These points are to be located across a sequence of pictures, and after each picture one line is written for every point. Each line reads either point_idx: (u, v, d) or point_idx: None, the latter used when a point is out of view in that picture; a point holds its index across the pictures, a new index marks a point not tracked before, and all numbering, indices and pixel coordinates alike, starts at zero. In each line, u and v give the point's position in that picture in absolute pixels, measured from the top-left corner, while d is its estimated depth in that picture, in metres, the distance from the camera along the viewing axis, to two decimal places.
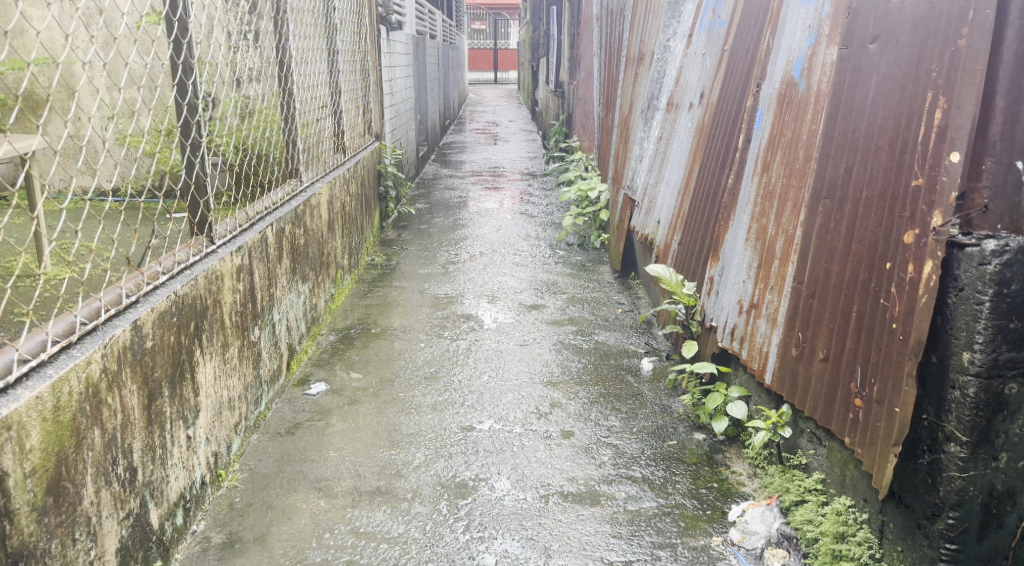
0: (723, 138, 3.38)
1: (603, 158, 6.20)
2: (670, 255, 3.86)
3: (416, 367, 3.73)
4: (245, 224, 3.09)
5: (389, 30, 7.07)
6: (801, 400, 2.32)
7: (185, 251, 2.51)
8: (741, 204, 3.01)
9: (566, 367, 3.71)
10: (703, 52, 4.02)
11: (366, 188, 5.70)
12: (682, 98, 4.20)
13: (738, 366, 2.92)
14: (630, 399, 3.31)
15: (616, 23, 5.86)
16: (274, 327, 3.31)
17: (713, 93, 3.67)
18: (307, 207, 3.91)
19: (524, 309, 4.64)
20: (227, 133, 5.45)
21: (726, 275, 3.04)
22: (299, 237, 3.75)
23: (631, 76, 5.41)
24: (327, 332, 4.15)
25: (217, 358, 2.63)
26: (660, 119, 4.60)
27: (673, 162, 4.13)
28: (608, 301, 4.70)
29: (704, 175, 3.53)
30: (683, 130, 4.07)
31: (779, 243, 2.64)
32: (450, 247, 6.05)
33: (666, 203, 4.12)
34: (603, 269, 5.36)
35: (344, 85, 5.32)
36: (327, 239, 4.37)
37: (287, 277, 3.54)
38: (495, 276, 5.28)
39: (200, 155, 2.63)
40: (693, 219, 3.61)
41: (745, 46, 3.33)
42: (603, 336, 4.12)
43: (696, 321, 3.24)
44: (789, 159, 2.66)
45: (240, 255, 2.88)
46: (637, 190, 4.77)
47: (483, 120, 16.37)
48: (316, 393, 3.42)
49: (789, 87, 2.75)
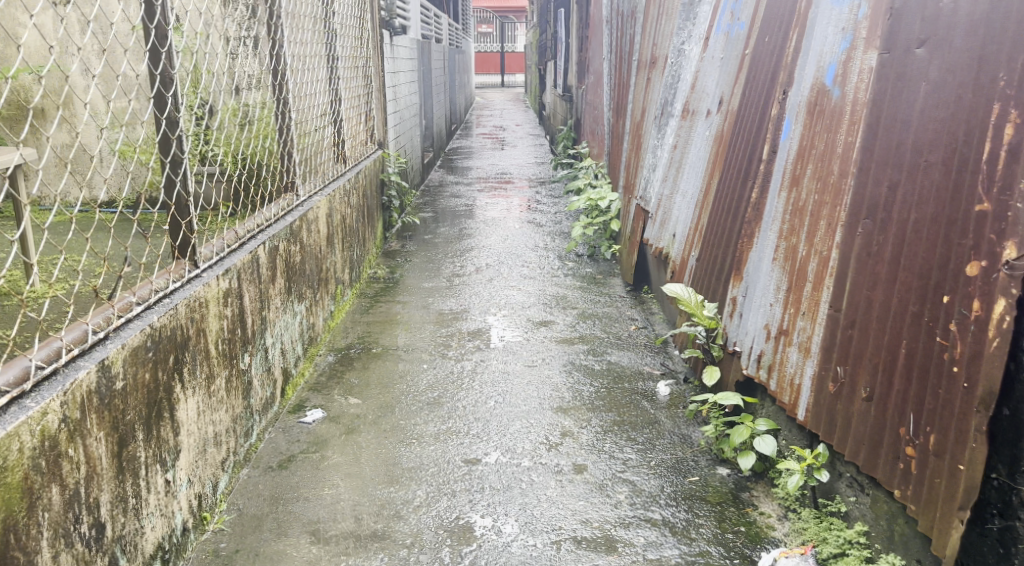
0: (745, 148, 3.17)
1: (614, 165, 5.98)
2: (687, 271, 3.63)
3: (419, 390, 3.52)
4: (234, 244, 2.89)
5: (392, 35, 6.88)
6: (840, 441, 2.10)
7: (163, 277, 2.31)
8: (766, 220, 2.79)
9: (577, 392, 3.49)
10: (720, 56, 3.81)
11: (368, 199, 5.50)
12: (699, 105, 3.99)
13: (765, 396, 2.71)
14: (646, 428, 3.09)
15: (628, 26, 5.65)
16: (266, 351, 3.11)
17: (734, 99, 3.46)
18: (304, 222, 3.72)
19: (533, 325, 4.43)
20: (225, 143, 5.27)
21: (751, 297, 2.82)
22: (295, 254, 3.55)
23: (643, 81, 5.20)
24: (326, 352, 3.95)
25: (201, 392, 2.43)
26: (675, 126, 4.38)
27: (690, 172, 3.91)
28: (620, 316, 4.49)
29: (725, 187, 3.31)
30: (700, 138, 3.85)
31: (811, 265, 2.42)
32: (455, 259, 5.85)
33: (683, 216, 3.89)
34: (615, 282, 5.14)
35: (345, 92, 5.13)
36: (326, 254, 4.17)
37: (282, 298, 3.34)
38: (502, 290, 5.07)
39: (182, 173, 2.43)
40: (711, 234, 3.39)
41: (769, 49, 3.12)
42: (616, 356, 3.89)
43: (717, 345, 3.00)
44: (823, 173, 2.44)
45: (228, 278, 2.68)
46: (650, 201, 4.56)
47: (490, 124, 16.18)
48: (312, 421, 3.21)
49: (822, 94, 2.54)
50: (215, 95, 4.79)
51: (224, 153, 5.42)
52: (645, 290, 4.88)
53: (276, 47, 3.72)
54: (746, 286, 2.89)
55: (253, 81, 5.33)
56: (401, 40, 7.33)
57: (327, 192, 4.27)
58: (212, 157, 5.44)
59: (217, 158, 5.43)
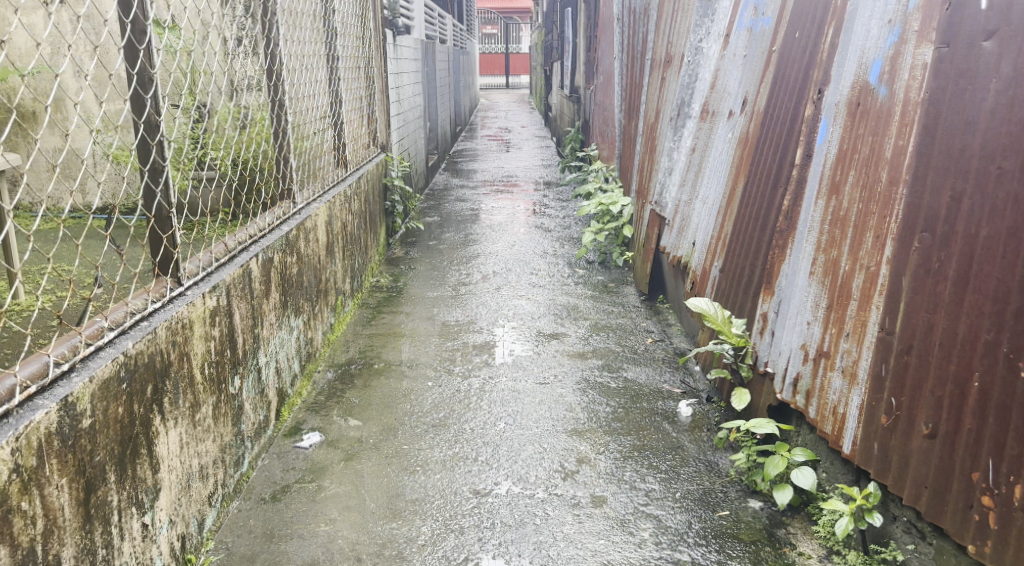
0: (774, 151, 2.94)
1: (626, 169, 5.76)
2: (709, 282, 3.41)
3: (424, 410, 3.31)
4: (224, 257, 2.67)
5: (395, 35, 6.67)
6: (897, 481, 1.89)
7: (140, 297, 2.09)
8: (801, 231, 2.57)
9: (593, 413, 3.26)
10: (743, 54, 3.58)
11: (370, 205, 5.29)
12: (720, 105, 3.76)
13: (801, 423, 2.49)
14: (668, 454, 2.87)
15: (640, 25, 5.43)
16: (259, 371, 2.90)
17: (759, 99, 3.23)
18: (302, 231, 3.51)
19: (543, 338, 4.21)
20: (222, 147, 5.08)
21: (784, 314, 2.60)
22: (292, 266, 3.34)
23: (657, 81, 4.98)
24: (325, 369, 3.73)
25: (184, 422, 2.22)
26: (693, 128, 4.15)
27: (710, 177, 3.69)
28: (635, 328, 4.26)
29: (751, 193, 3.09)
30: (722, 141, 3.63)
31: (856, 282, 2.20)
32: (461, 266, 5.63)
33: (703, 223, 3.67)
34: (628, 291, 4.92)
35: (346, 94, 4.91)
36: (325, 264, 3.96)
37: (277, 313, 3.12)
38: (510, 299, 4.85)
39: (163, 182, 2.21)
40: (736, 243, 3.16)
41: (800, 45, 2.89)
42: (633, 372, 3.66)
43: (746, 364, 2.78)
44: (868, 181, 2.22)
45: (216, 295, 2.47)
46: (666, 206, 4.34)
47: (495, 127, 15.98)
48: (309, 446, 3.00)
49: (865, 93, 2.31)
50: (210, 97, 4.60)
51: (221, 158, 5.23)
52: (660, 300, 4.65)
53: (272, 46, 3.51)
54: (778, 301, 2.66)
55: (251, 83, 5.13)
56: (405, 40, 7.13)
57: (328, 199, 4.06)
58: (208, 162, 5.24)
59: (214, 162, 5.24)
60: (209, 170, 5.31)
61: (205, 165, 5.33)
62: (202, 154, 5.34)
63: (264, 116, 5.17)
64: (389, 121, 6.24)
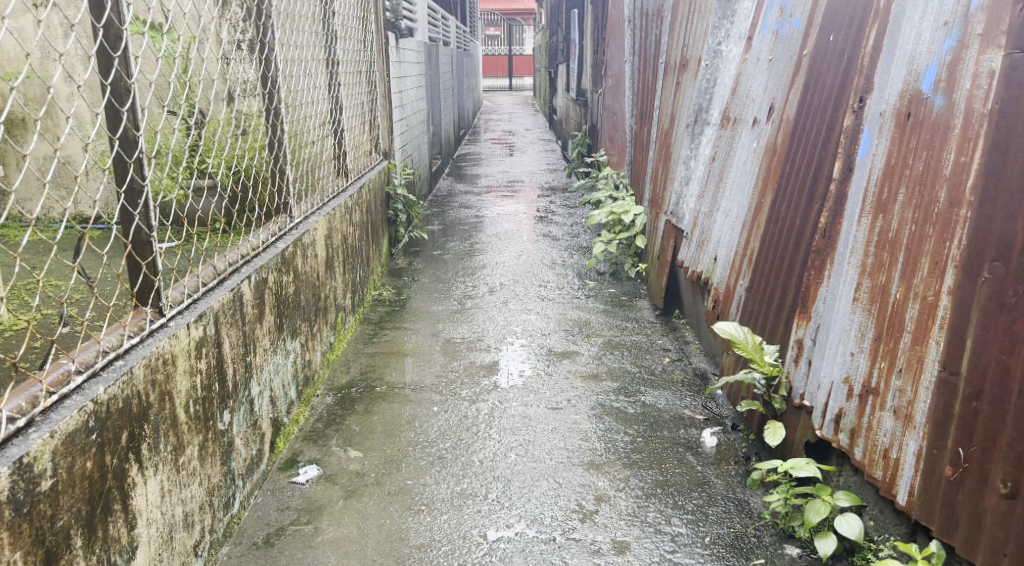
0: (807, 163, 2.73)
1: (638, 176, 5.54)
2: (734, 301, 3.19)
3: (429, 440, 3.09)
4: (212, 281, 2.46)
5: (398, 37, 6.46)
6: (967, 544, 1.71)
7: (116, 333, 1.89)
8: (842, 252, 2.35)
9: (610, 442, 3.04)
10: (769, 57, 3.37)
11: (372, 215, 5.08)
12: (743, 112, 3.54)
13: (844, 462, 2.28)
14: (694, 492, 2.65)
15: (653, 27, 5.21)
16: (252, 402, 2.68)
17: (789, 106, 3.01)
18: (300, 247, 3.30)
19: (554, 357, 3.99)
20: (217, 155, 4.87)
21: (823, 343, 2.39)
22: (288, 285, 3.13)
23: (671, 85, 4.76)
24: (325, 392, 3.52)
25: (165, 468, 2.01)
26: (713, 136, 3.94)
27: (732, 189, 3.47)
28: (651, 346, 4.04)
29: (781, 207, 2.88)
30: (745, 150, 3.41)
31: (910, 312, 1.99)
32: (467, 278, 5.42)
33: (725, 237, 3.45)
34: (642, 305, 4.70)
35: (347, 100, 4.70)
36: (324, 281, 3.75)
37: (271, 337, 2.91)
38: (519, 314, 4.64)
39: (141, 203, 1.99)
40: (764, 261, 2.95)
41: (836, 48, 2.67)
42: (651, 396, 3.44)
43: (779, 396, 2.57)
44: (923, 201, 2.00)
45: (203, 325, 2.26)
46: (683, 217, 4.12)
47: (499, 129, 15.76)
48: (306, 481, 2.79)
49: (916, 103, 2.09)
50: (204, 104, 4.39)
51: (217, 167, 5.02)
52: (676, 315, 4.43)
53: (266, 50, 3.31)
54: (817, 328, 2.45)
55: (248, 88, 4.91)
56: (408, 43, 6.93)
57: (328, 211, 3.84)
58: (204, 170, 5.04)
59: (210, 171, 5.03)
60: (205, 178, 5.11)
61: (202, 173, 5.14)
62: (198, 162, 5.13)
63: (262, 122, 4.96)
64: (392, 126, 6.02)
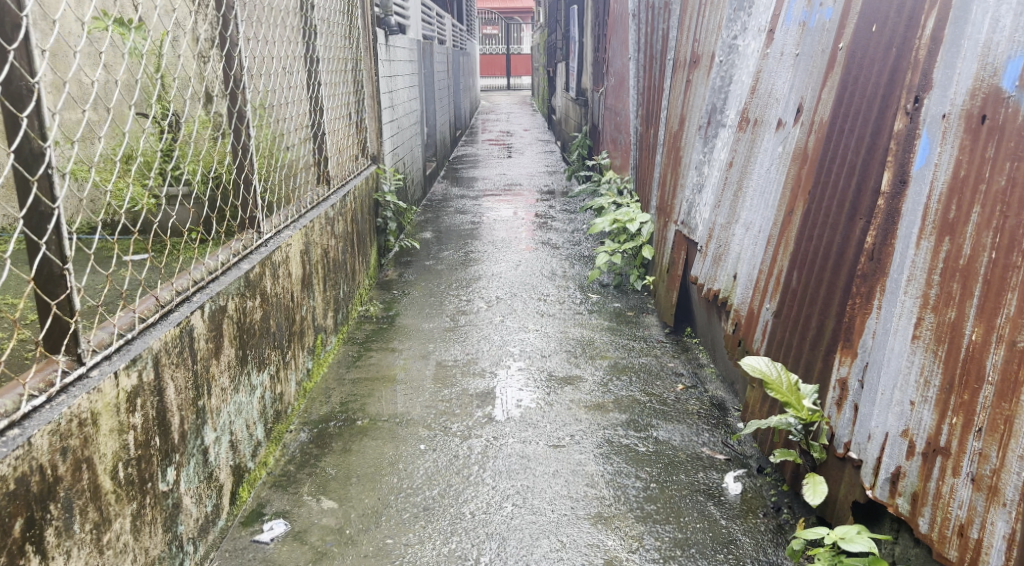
0: (846, 171, 2.37)
1: (644, 181, 5.18)
2: (760, 327, 2.82)
3: (413, 486, 2.72)
4: (155, 315, 2.11)
5: (388, 34, 6.10)
6: None
7: (12, 394, 1.54)
8: (896, 279, 1.99)
9: (620, 488, 2.67)
10: (794, 52, 3.02)
11: (358, 224, 4.72)
12: (766, 113, 3.18)
13: (900, 530, 1.92)
14: (719, 554, 2.29)
15: (660, 21, 4.86)
16: (206, 451, 2.33)
17: (822, 106, 2.65)
18: (269, 266, 2.93)
19: (556, 382, 3.62)
20: (192, 161, 4.52)
21: (874, 386, 2.03)
22: (254, 310, 2.76)
23: (681, 84, 4.41)
24: (299, 428, 3.15)
25: (83, 553, 1.65)
26: (730, 139, 3.59)
27: (754, 199, 3.11)
28: (662, 370, 3.68)
29: (814, 221, 2.52)
30: (769, 156, 3.05)
31: (992, 360, 1.63)
32: (461, 290, 5.07)
33: (746, 253, 3.08)
34: (650, 321, 4.34)
35: (329, 101, 4.34)
36: (300, 301, 3.38)
37: (232, 373, 2.55)
38: (516, 333, 4.28)
39: (48, 229, 1.64)
40: (794, 282, 2.59)
41: (880, 39, 2.30)
42: (664, 430, 3.08)
43: (818, 444, 2.22)
44: (1008, 223, 1.65)
45: (137, 371, 1.90)
46: (696, 228, 3.77)
47: (496, 130, 15.39)
48: (271, 540, 2.43)
49: (994, 103, 1.73)
50: (173, 105, 4.03)
51: (192, 173, 4.66)
52: (688, 334, 4.07)
53: (230, 45, 2.94)
54: (865, 367, 2.09)
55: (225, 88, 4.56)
56: (399, 40, 6.57)
57: (306, 224, 3.48)
58: (177, 177, 4.68)
59: (184, 178, 4.67)
60: (179, 185, 4.75)
61: (175, 179, 4.79)
62: (171, 167, 4.78)
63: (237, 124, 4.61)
64: (381, 129, 5.66)
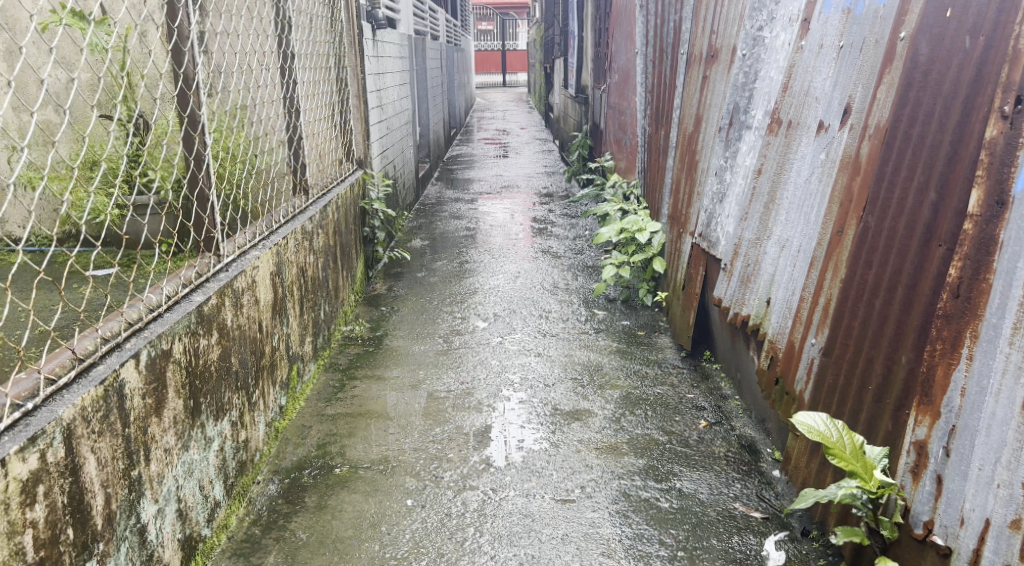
0: (918, 187, 1.98)
1: (653, 186, 4.78)
2: (803, 364, 2.42)
3: (398, 556, 2.31)
4: (70, 374, 1.70)
5: (377, 28, 5.68)
6: None
7: None
8: (998, 327, 1.60)
9: (642, 559, 2.27)
10: (837, 42, 2.61)
11: (341, 235, 4.30)
12: (802, 115, 2.78)
13: None
14: None
15: (670, 12, 4.47)
16: (144, 530, 1.92)
17: (878, 107, 2.26)
18: (230, 295, 2.52)
19: (561, 418, 3.21)
20: (158, 166, 4.10)
21: (966, 457, 1.64)
22: (210, 349, 2.35)
23: (695, 81, 4.02)
24: (268, 479, 2.74)
25: None
26: (756, 143, 3.20)
27: (790, 213, 2.71)
28: (680, 403, 3.28)
29: (872, 245, 2.12)
30: (808, 164, 2.65)
31: None
32: (455, 306, 4.66)
33: (782, 276, 2.68)
34: (663, 342, 3.94)
35: (307, 101, 3.92)
36: (270, 330, 2.97)
37: (181, 428, 2.14)
38: (517, 356, 3.87)
39: None
40: (847, 315, 2.19)
41: (960, 27, 1.91)
42: (688, 480, 2.68)
43: (889, 520, 1.83)
44: None
45: (39, 452, 1.50)
46: (717, 242, 3.38)
47: (492, 129, 14.95)
48: None
49: None
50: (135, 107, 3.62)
51: (160, 180, 4.24)
52: (707, 358, 3.67)
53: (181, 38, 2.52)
54: (951, 431, 1.69)
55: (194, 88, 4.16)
56: (389, 35, 6.14)
57: (278, 241, 3.07)
58: (143, 183, 4.26)
59: (151, 185, 4.26)
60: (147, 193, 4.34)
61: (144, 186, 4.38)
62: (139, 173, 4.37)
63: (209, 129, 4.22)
64: (369, 130, 5.24)
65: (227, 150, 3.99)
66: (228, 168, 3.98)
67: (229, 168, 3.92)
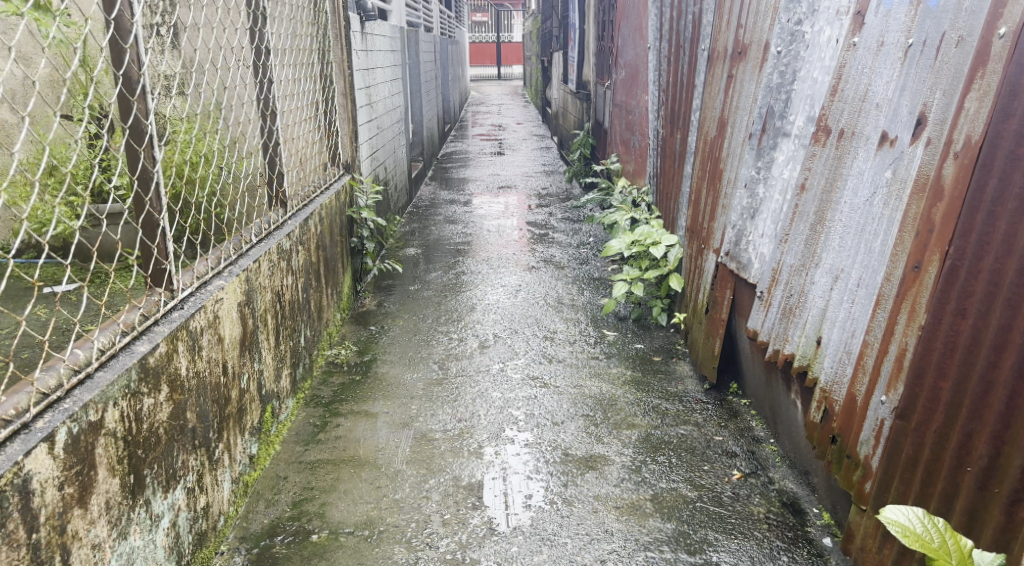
0: None
1: (667, 194, 4.38)
2: (867, 424, 2.05)
3: None
4: None
5: (365, 20, 5.24)
6: None
7: None
8: None
9: None
10: (906, 38, 2.20)
11: (326, 249, 3.88)
12: (857, 123, 2.39)
13: None
14: None
15: (688, 4, 4.06)
16: None
17: (966, 118, 1.86)
18: (184, 340, 2.11)
19: (573, 465, 2.81)
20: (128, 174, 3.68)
21: None
22: (156, 409, 1.95)
23: (719, 81, 3.62)
24: (233, 549, 2.34)
25: None
26: (796, 153, 2.80)
27: (845, 238, 2.32)
28: (708, 447, 2.89)
29: (965, 290, 1.76)
30: (868, 182, 2.26)
31: None
32: (451, 325, 4.25)
33: (837, 313, 2.29)
34: (683, 371, 3.55)
35: (284, 102, 3.49)
36: (238, 370, 2.57)
37: (115, 516, 1.74)
38: (520, 387, 3.47)
39: None
40: (929, 373, 1.82)
41: None
42: (726, 552, 2.29)
43: None
44: None
45: None
46: (750, 263, 2.98)
47: (487, 124, 14.49)
48: None
49: None
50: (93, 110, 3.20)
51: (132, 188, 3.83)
52: (733, 391, 3.29)
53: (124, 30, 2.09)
54: None
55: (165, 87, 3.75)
56: (379, 27, 5.72)
57: (248, 265, 2.66)
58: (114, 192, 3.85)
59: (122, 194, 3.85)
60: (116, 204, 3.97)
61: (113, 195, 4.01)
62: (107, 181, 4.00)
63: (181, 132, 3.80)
64: (357, 131, 4.82)
65: (199, 156, 3.58)
66: (200, 175, 3.57)
67: (200, 177, 3.51)
